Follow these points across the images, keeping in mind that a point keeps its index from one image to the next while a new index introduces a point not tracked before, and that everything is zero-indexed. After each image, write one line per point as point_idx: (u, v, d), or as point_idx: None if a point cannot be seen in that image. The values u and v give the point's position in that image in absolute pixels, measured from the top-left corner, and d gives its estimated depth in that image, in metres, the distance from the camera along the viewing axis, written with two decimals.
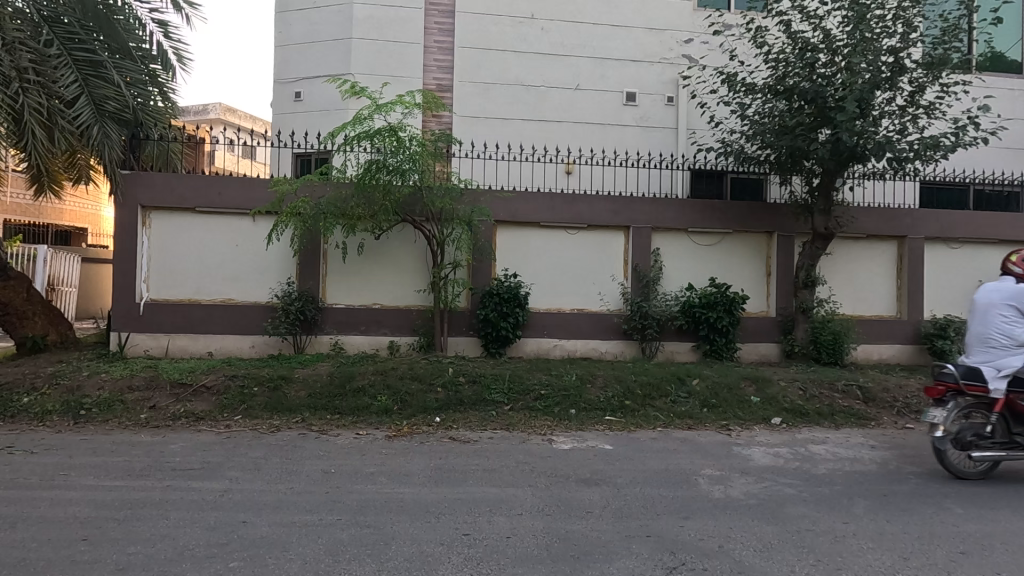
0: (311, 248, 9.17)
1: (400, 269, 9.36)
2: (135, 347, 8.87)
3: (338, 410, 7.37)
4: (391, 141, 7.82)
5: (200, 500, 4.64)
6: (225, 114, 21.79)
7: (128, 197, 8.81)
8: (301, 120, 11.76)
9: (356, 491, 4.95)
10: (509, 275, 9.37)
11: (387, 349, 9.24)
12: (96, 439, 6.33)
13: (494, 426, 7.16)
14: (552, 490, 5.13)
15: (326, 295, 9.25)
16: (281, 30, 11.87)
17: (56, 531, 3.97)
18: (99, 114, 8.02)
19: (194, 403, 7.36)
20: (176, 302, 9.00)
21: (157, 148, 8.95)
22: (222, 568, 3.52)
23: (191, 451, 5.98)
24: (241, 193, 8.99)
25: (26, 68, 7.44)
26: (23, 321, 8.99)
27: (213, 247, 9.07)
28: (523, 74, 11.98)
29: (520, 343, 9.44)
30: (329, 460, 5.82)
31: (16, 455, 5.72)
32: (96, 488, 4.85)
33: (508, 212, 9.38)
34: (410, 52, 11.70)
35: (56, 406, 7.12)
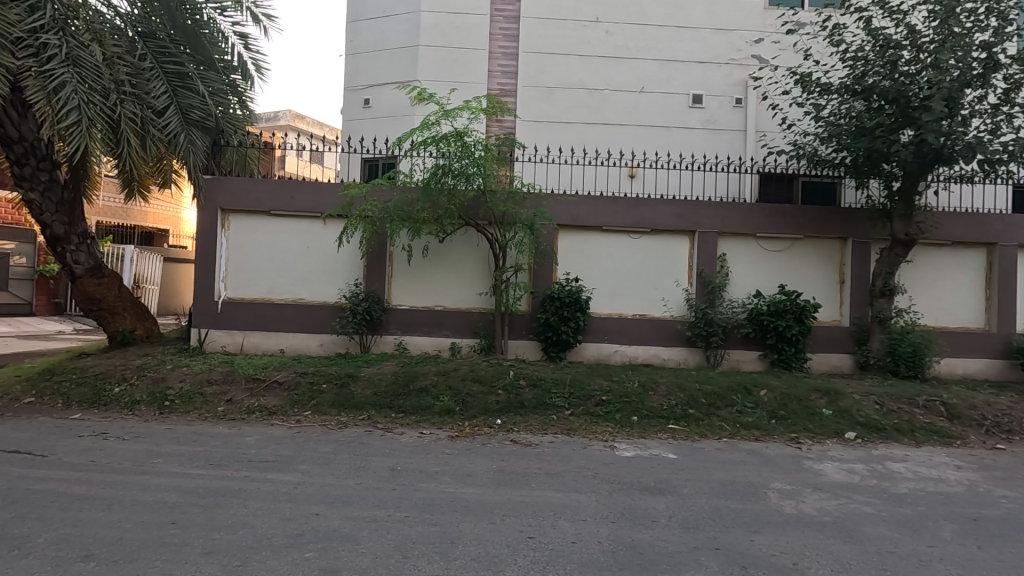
0: (378, 251, 9.43)
1: (463, 273, 9.50)
2: (213, 343, 9.35)
3: (401, 409, 7.53)
4: (456, 146, 8.06)
5: (275, 491, 4.84)
6: (295, 120, 22.74)
7: (208, 201, 9.30)
8: (369, 127, 12.16)
9: (422, 490, 5.04)
10: (570, 278, 9.36)
11: (449, 350, 9.40)
12: (179, 429, 6.70)
13: (555, 430, 7.15)
14: (616, 497, 5.08)
15: (391, 297, 9.49)
16: (352, 40, 12.30)
17: (147, 514, 4.22)
18: (186, 123, 8.50)
19: (267, 398, 7.68)
20: (251, 300, 9.43)
21: (237, 153, 9.45)
22: (298, 557, 3.66)
23: (265, 444, 6.25)
24: (312, 197, 9.34)
25: (123, 80, 7.98)
26: (114, 316, 9.66)
27: (286, 249, 9.46)
28: (586, 78, 11.95)
29: (580, 348, 9.40)
30: (394, 457, 5.97)
31: (110, 441, 6.13)
32: (181, 475, 5.15)
33: (571, 216, 9.36)
34: (475, 57, 11.88)
35: (143, 396, 7.60)
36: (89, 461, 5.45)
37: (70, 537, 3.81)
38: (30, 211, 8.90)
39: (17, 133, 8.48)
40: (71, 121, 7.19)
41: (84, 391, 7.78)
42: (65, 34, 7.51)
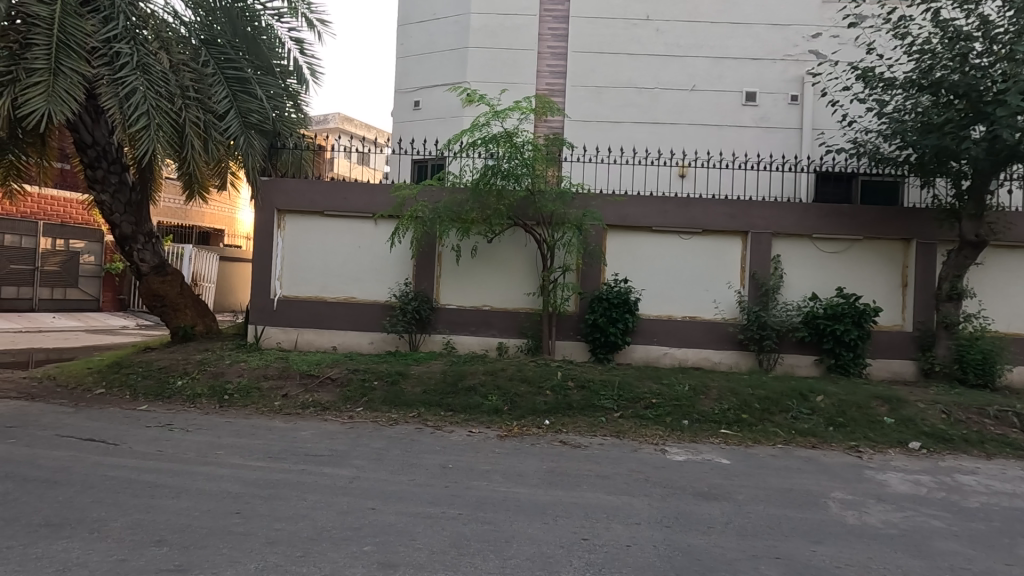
0: (427, 251, 9.55)
1: (511, 274, 9.52)
2: (269, 339, 9.65)
3: (450, 408, 7.60)
4: (506, 147, 8.09)
5: (332, 485, 4.96)
6: (343, 123, 23.35)
7: (266, 202, 9.60)
8: (420, 128, 12.34)
9: (474, 488, 5.08)
10: (619, 279, 9.27)
11: (497, 350, 9.44)
12: (238, 422, 6.94)
13: (603, 432, 7.10)
14: (669, 502, 4.99)
15: (440, 296, 9.59)
16: (402, 43, 12.54)
17: (212, 503, 4.38)
18: (245, 126, 8.78)
19: (320, 394, 7.88)
20: (305, 299, 9.68)
21: (292, 156, 9.68)
22: (357, 550, 3.73)
23: (319, 438, 6.41)
24: (364, 198, 9.54)
25: (187, 87, 8.29)
26: (176, 312, 10.06)
27: (338, 248, 9.68)
28: (636, 77, 11.83)
29: (629, 350, 9.30)
30: (445, 455, 6.03)
31: (175, 432, 6.40)
32: (242, 467, 5.32)
33: (620, 217, 9.27)
34: (524, 57, 11.91)
35: (204, 390, 7.90)
36: (157, 450, 5.71)
37: (143, 522, 3.98)
38: (101, 211, 9.38)
39: (90, 137, 8.96)
40: (140, 125, 7.52)
41: (149, 383, 8.14)
42: (136, 42, 7.87)
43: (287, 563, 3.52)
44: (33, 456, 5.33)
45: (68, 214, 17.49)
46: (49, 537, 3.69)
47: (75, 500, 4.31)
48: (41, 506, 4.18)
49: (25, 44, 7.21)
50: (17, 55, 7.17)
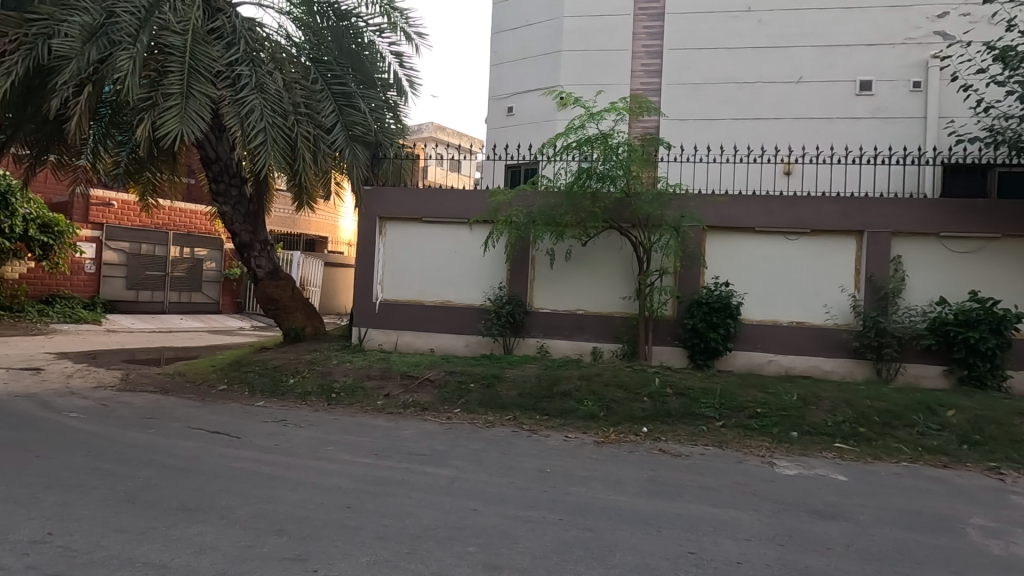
0: (522, 255, 9.63)
1: (605, 278, 9.38)
2: (371, 341, 10.09)
3: (546, 412, 7.60)
4: (601, 149, 8.06)
5: (434, 484, 5.08)
6: (436, 132, 24.18)
7: (370, 210, 10.05)
8: (513, 133, 12.60)
9: (573, 494, 5.03)
10: (719, 283, 8.90)
11: (591, 355, 9.34)
12: (344, 420, 7.29)
13: (705, 442, 6.83)
14: (781, 518, 4.70)
15: (534, 300, 9.62)
16: (497, 51, 12.85)
17: (326, 497, 4.62)
18: (350, 138, 9.25)
19: (420, 394, 8.11)
20: (404, 302, 10.02)
21: (393, 165, 10.07)
22: (462, 550, 3.79)
23: (421, 438, 6.60)
24: (461, 204, 9.76)
25: (299, 103, 8.84)
26: (288, 315, 10.75)
27: (435, 253, 9.95)
28: (736, 71, 11.37)
29: (730, 357, 8.90)
30: (542, 459, 6.02)
31: (288, 428, 6.83)
32: (351, 463, 5.58)
33: (720, 218, 8.92)
34: (618, 57, 11.83)
35: (313, 388, 8.37)
36: (274, 444, 6.11)
37: (265, 511, 4.26)
38: (223, 221, 10.15)
39: (214, 153, 9.75)
40: (258, 141, 8.08)
41: (265, 381, 8.73)
42: (254, 64, 8.54)
43: (396, 559, 3.63)
44: (170, 445, 5.86)
45: (194, 224, 18.97)
46: (186, 521, 4.02)
47: (205, 488, 4.69)
48: (177, 491, 4.58)
49: (161, 71, 7.90)
50: (155, 82, 7.85)
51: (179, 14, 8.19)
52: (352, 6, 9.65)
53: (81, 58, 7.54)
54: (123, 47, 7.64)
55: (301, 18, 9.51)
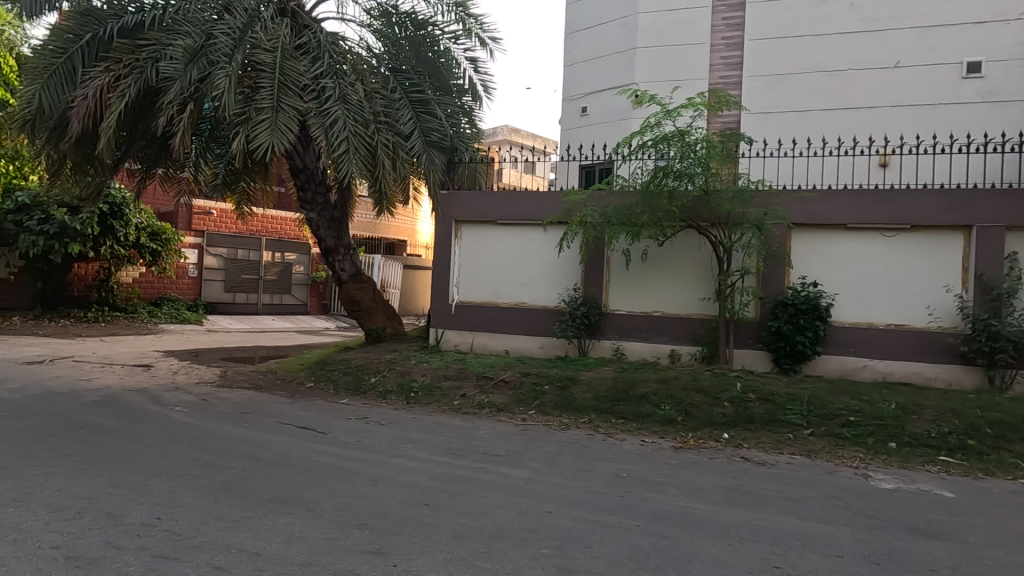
0: (596, 256, 9.55)
1: (683, 279, 9.13)
2: (448, 342, 10.30)
3: (622, 415, 7.48)
4: (678, 146, 7.87)
5: (510, 485, 5.12)
6: (511, 134, 24.45)
7: (447, 214, 10.29)
8: (588, 134, 12.55)
9: (650, 500, 4.92)
10: (807, 283, 8.43)
11: (669, 357, 9.11)
12: (422, 419, 7.47)
13: (792, 450, 6.51)
14: (876, 535, 4.40)
15: (609, 301, 9.50)
16: (570, 51, 12.83)
17: (405, 494, 4.75)
18: (427, 144, 9.50)
19: (495, 395, 8.20)
20: (480, 303, 10.16)
21: (468, 169, 10.24)
22: (536, 552, 3.80)
23: (496, 438, 6.67)
24: (535, 206, 9.80)
25: (380, 112, 9.16)
26: (369, 316, 11.16)
27: (510, 255, 10.03)
28: (824, 59, 10.85)
29: (819, 361, 8.42)
30: (618, 463, 5.93)
31: (370, 425, 7.09)
32: (428, 461, 5.72)
33: (807, 214, 8.47)
34: (695, 51, 11.52)
35: (393, 387, 8.64)
36: (357, 441, 6.36)
37: (349, 505, 4.44)
38: (310, 227, 10.67)
39: (302, 162, 10.27)
40: (342, 150, 8.41)
41: (348, 379, 9.11)
42: (337, 77, 8.95)
43: (472, 557, 3.68)
44: (262, 439, 6.24)
45: (285, 230, 20.18)
46: (276, 511, 4.25)
47: (294, 480, 4.95)
48: (269, 483, 4.86)
49: (254, 87, 8.41)
50: (248, 97, 8.34)
51: (269, 33, 8.71)
52: (428, 15, 9.94)
53: (184, 78, 8.13)
54: (220, 66, 8.19)
55: (380, 30, 9.88)
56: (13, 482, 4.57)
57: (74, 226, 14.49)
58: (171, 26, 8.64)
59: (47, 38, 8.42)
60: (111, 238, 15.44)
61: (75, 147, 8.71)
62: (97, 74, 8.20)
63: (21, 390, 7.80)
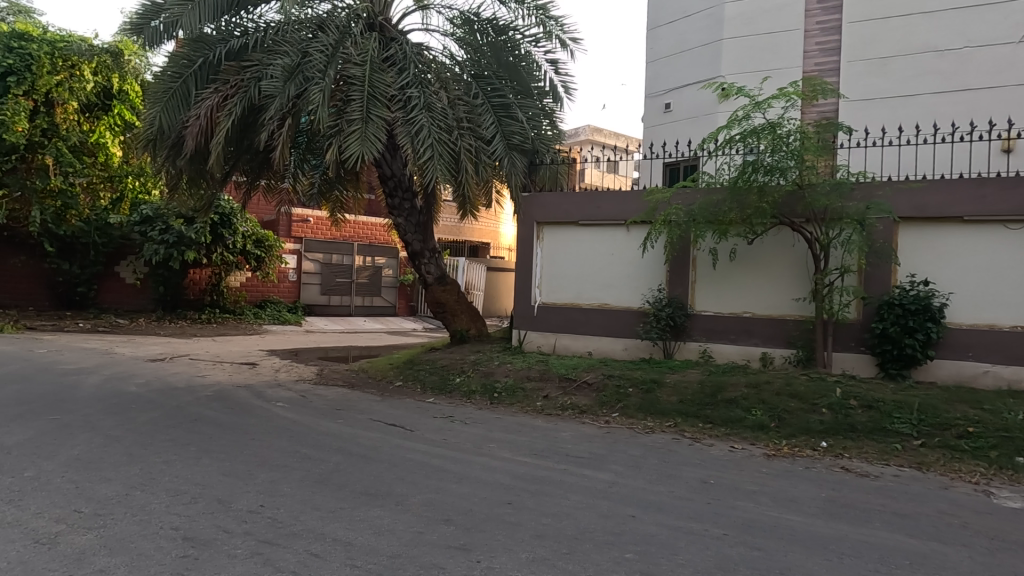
0: (682, 255, 9.28)
1: (775, 278, 8.70)
2: (531, 343, 10.36)
3: (709, 420, 7.23)
4: (769, 139, 7.51)
5: (592, 487, 5.09)
6: (593, 134, 24.33)
7: (530, 216, 10.38)
8: (672, 130, 12.26)
9: (739, 508, 4.73)
10: (917, 281, 7.79)
11: (760, 361, 8.71)
12: (506, 419, 7.57)
13: (899, 462, 6.05)
14: (999, 558, 3.99)
15: (695, 302, 9.22)
16: (653, 47, 12.59)
17: (489, 492, 4.83)
18: (509, 147, 9.59)
19: (578, 397, 8.16)
20: (562, 304, 10.16)
21: (550, 171, 10.19)
22: (619, 556, 3.75)
23: (578, 440, 6.65)
24: (617, 206, 9.69)
25: (462, 117, 9.37)
26: (454, 317, 11.41)
27: (593, 255, 9.96)
28: (935, 38, 10.08)
29: (931, 366, 7.74)
30: (705, 469, 5.74)
31: (456, 424, 7.26)
32: (512, 461, 5.79)
33: (915, 207, 7.85)
34: (788, 39, 10.98)
35: (477, 387, 8.81)
36: (443, 439, 6.54)
37: (435, 501, 4.57)
38: (398, 231, 11.07)
39: (390, 170, 10.68)
40: (427, 156, 8.68)
41: (435, 379, 9.39)
42: (422, 86, 9.25)
43: (554, 558, 3.69)
44: (354, 434, 6.55)
45: (375, 235, 21.07)
46: (367, 504, 4.46)
47: (384, 475, 5.16)
48: (361, 477, 5.10)
49: (346, 100, 8.85)
50: (340, 110, 8.80)
51: (359, 48, 9.15)
52: (509, 19, 10.07)
53: (282, 95, 8.69)
54: (315, 82, 8.68)
55: (462, 38, 10.12)
56: (139, 467, 5.07)
57: (190, 235, 15.84)
58: (271, 46, 9.25)
59: (166, 64, 9.25)
60: (221, 245, 16.72)
61: (189, 163, 9.54)
62: (208, 95, 8.91)
63: (146, 385, 8.63)
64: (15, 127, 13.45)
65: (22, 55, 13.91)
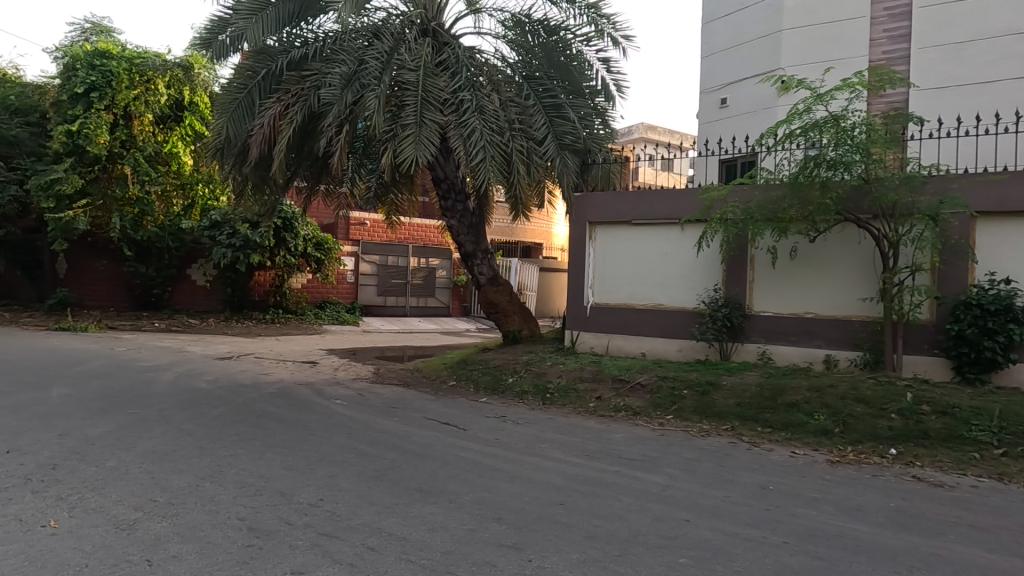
0: (739, 254, 9.02)
1: (839, 278, 8.35)
2: (583, 344, 10.31)
3: (769, 424, 7.00)
4: (832, 132, 7.20)
5: (646, 490, 5.02)
6: (647, 132, 23.95)
7: (582, 216, 10.32)
8: (728, 126, 11.98)
9: (800, 516, 4.57)
10: (997, 280, 7.32)
11: (823, 363, 8.38)
12: (558, 420, 7.55)
13: (976, 472, 5.70)
14: None
15: (753, 302, 8.94)
16: (708, 42, 12.33)
17: (540, 493, 4.84)
18: (561, 148, 9.57)
19: (631, 398, 8.06)
20: (615, 305, 10.06)
21: (602, 170, 10.14)
22: (673, 560, 3.69)
23: (632, 442, 6.57)
24: (671, 204, 9.51)
25: (514, 119, 9.41)
26: (506, 317, 11.49)
27: (646, 255, 9.81)
28: (1016, 20, 9.47)
29: (1014, 371, 7.25)
30: (764, 474, 5.57)
31: (508, 424, 7.31)
32: (564, 461, 5.78)
33: (994, 200, 7.38)
34: (852, 27, 10.54)
35: (530, 388, 8.84)
36: (496, 438, 6.59)
37: (487, 500, 4.62)
38: (451, 233, 11.23)
39: (443, 172, 10.84)
40: (479, 158, 8.77)
41: (487, 379, 9.47)
42: (474, 89, 9.34)
43: (606, 560, 3.67)
44: (409, 432, 6.69)
45: (430, 238, 21.39)
46: (421, 501, 4.55)
47: (438, 473, 5.25)
48: (415, 474, 5.21)
49: (400, 105, 9.05)
50: (395, 115, 9.00)
51: (413, 54, 9.33)
52: (561, 20, 10.06)
53: (340, 103, 8.96)
54: (370, 89, 8.91)
55: (514, 39, 10.17)
56: (209, 460, 5.34)
57: (255, 239, 16.57)
58: (330, 55, 9.56)
59: (232, 76, 9.70)
60: (284, 248, 17.39)
61: (253, 170, 9.98)
62: (271, 104, 9.29)
63: (215, 382, 9.09)
64: (98, 139, 14.69)
65: (103, 72, 14.87)
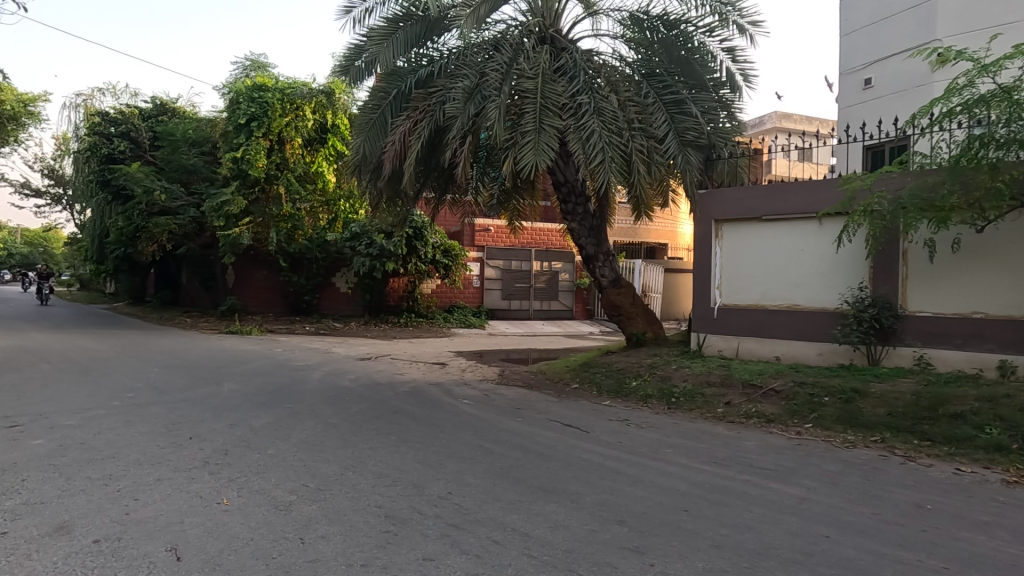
0: (888, 248, 8.19)
1: (1015, 272, 7.34)
2: (711, 347, 9.88)
3: (927, 437, 6.29)
4: (1003, 106, 6.27)
5: (780, 502, 4.73)
6: (780, 121, 22.47)
7: (707, 214, 9.94)
8: (874, 108, 10.96)
9: (963, 540, 4.07)
10: None
11: (997, 370, 7.38)
12: (684, 425, 7.32)
13: None
14: None
15: (907, 301, 8.07)
16: (848, 19, 11.42)
17: (665, 498, 4.74)
18: (683, 145, 9.25)
19: (764, 404, 7.62)
20: (746, 306, 9.55)
21: (728, 165, 9.73)
22: None
23: (765, 451, 6.20)
24: (808, 197, 8.87)
25: (633, 118, 9.29)
26: (630, 320, 11.32)
27: (780, 253, 9.22)
28: None
29: None
30: (920, 492, 5.02)
31: (632, 428, 7.21)
32: (690, 468, 5.60)
33: None
34: None
35: (654, 392, 8.64)
36: (619, 441, 6.53)
37: (609, 502, 4.61)
38: (572, 236, 11.28)
39: (563, 176, 10.91)
40: (598, 160, 8.73)
41: (610, 381, 9.39)
42: (592, 91, 9.34)
43: (734, 571, 3.52)
44: (533, 433, 6.83)
45: (552, 241, 21.63)
46: (544, 499, 4.64)
47: (560, 473, 5.32)
48: (538, 473, 5.32)
49: (521, 113, 9.27)
50: (515, 123, 9.24)
51: (532, 62, 9.55)
52: (681, 13, 9.80)
53: (463, 115, 9.35)
54: (491, 99, 9.21)
55: (632, 37, 10.01)
56: (351, 451, 5.83)
57: (389, 247, 17.76)
58: (453, 70, 10.00)
59: (368, 98, 10.49)
60: (415, 256, 18.43)
61: (387, 184, 10.72)
62: (401, 122, 9.93)
63: (356, 381, 9.87)
64: (257, 164, 16.36)
65: (261, 103, 16.67)
